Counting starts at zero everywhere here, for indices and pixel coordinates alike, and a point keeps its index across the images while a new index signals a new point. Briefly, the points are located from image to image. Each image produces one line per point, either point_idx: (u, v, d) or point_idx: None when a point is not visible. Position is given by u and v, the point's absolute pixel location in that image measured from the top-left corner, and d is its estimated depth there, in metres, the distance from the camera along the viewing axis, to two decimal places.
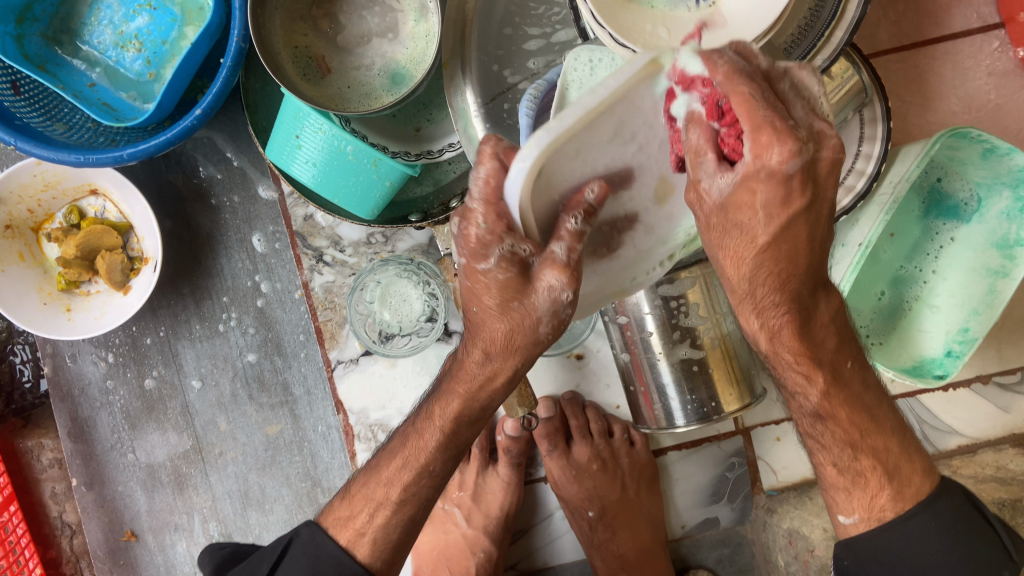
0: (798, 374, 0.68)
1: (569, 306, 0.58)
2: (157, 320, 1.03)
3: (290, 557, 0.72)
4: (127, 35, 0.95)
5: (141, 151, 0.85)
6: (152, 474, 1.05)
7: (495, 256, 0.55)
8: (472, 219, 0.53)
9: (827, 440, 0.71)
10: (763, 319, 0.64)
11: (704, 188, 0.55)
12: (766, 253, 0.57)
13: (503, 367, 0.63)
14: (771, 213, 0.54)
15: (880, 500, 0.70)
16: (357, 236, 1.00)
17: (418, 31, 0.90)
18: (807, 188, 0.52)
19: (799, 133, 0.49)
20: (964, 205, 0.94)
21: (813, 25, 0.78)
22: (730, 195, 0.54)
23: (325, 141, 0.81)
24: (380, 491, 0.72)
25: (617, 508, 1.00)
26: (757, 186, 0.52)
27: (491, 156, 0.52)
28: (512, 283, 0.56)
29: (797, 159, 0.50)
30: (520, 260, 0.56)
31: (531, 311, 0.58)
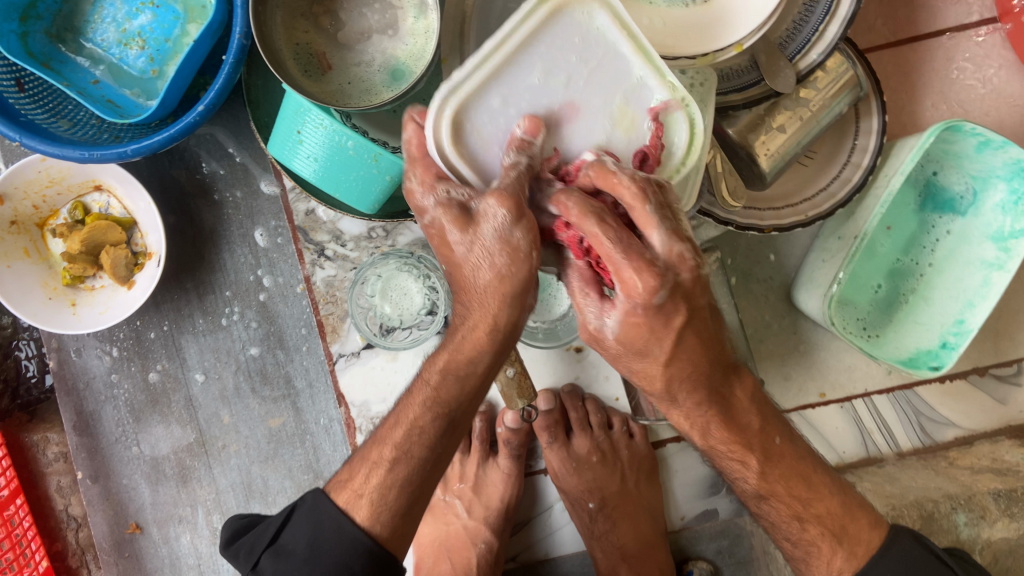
0: (733, 460, 0.77)
1: (516, 233, 0.62)
2: (160, 315, 1.04)
3: (296, 522, 0.73)
4: (130, 32, 0.96)
5: (144, 147, 0.86)
6: (157, 467, 1.06)
7: (432, 201, 0.65)
8: (412, 177, 0.67)
9: (775, 516, 0.77)
10: (691, 417, 0.74)
11: (596, 326, 0.66)
12: (671, 368, 0.68)
13: (481, 318, 0.67)
14: (651, 335, 0.65)
15: (835, 564, 0.75)
16: (358, 231, 1.01)
17: (417, 27, 0.91)
18: (680, 306, 0.64)
19: (656, 268, 0.60)
20: (960, 198, 0.95)
21: (806, 22, 0.80)
22: (620, 327, 0.65)
23: (326, 137, 0.82)
24: (375, 453, 0.73)
25: (617, 500, 1.01)
26: (636, 319, 0.63)
27: (412, 121, 0.68)
28: (457, 220, 0.64)
29: (662, 287, 0.61)
30: (459, 203, 0.65)
31: (481, 245, 0.64)
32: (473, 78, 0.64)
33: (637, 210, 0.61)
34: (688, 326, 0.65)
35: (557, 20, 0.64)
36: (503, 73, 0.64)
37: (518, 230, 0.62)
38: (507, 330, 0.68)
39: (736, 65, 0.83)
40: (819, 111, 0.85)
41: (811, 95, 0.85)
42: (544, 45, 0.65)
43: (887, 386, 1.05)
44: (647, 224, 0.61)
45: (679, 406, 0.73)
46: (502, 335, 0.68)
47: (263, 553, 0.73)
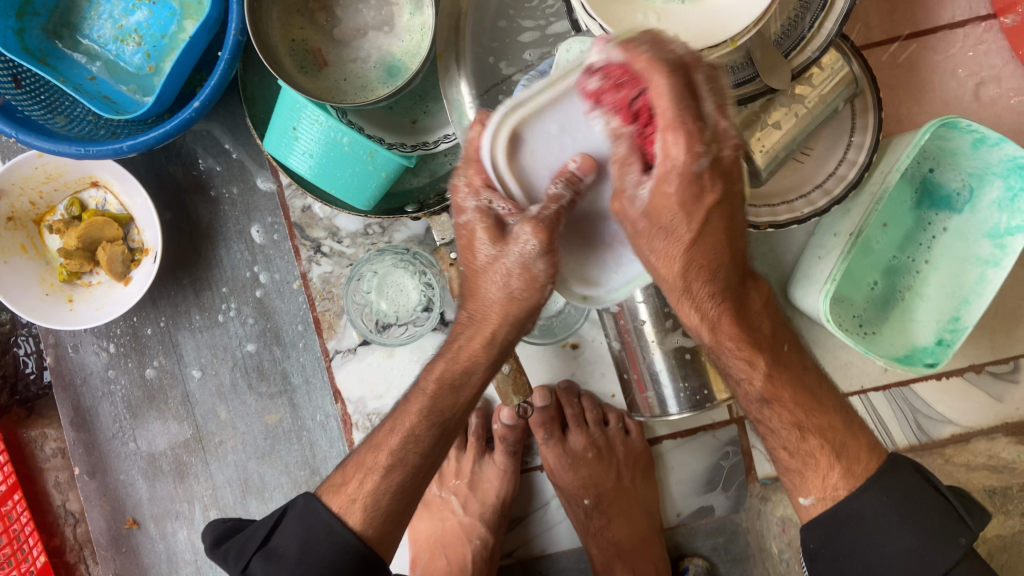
0: (741, 361, 0.73)
1: (538, 262, 0.66)
2: (157, 311, 1.04)
3: (285, 524, 0.73)
4: (127, 29, 0.96)
5: (140, 143, 0.86)
6: (154, 463, 1.07)
7: (472, 207, 0.67)
8: (460, 172, 0.68)
9: (776, 423, 0.75)
10: (703, 311, 0.71)
11: (626, 197, 0.63)
12: (692, 251, 0.65)
13: (481, 328, 0.73)
14: (683, 208, 0.62)
15: (831, 479, 0.73)
16: (354, 227, 1.01)
17: (413, 24, 0.91)
18: (715, 184, 0.61)
19: (703, 137, 0.57)
20: (956, 195, 0.95)
21: (803, 16, 0.80)
22: (651, 202, 0.62)
23: (322, 133, 0.82)
24: (370, 459, 0.74)
25: (611, 497, 1.01)
26: (670, 186, 0.60)
27: (479, 123, 0.67)
28: (491, 233, 0.67)
29: (702, 158, 0.58)
30: (497, 214, 0.67)
31: (504, 262, 0.68)
32: (535, 100, 0.62)
33: (695, 70, 0.56)
34: (720, 206, 0.62)
35: None
36: (564, 101, 0.62)
37: (542, 260, 0.66)
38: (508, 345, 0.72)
39: (731, 62, 0.81)
40: (814, 107, 0.85)
41: (806, 92, 0.85)
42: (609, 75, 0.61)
43: (880, 384, 1.05)
44: (701, 91, 0.57)
45: (691, 299, 0.70)
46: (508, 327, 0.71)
47: (253, 557, 0.72)
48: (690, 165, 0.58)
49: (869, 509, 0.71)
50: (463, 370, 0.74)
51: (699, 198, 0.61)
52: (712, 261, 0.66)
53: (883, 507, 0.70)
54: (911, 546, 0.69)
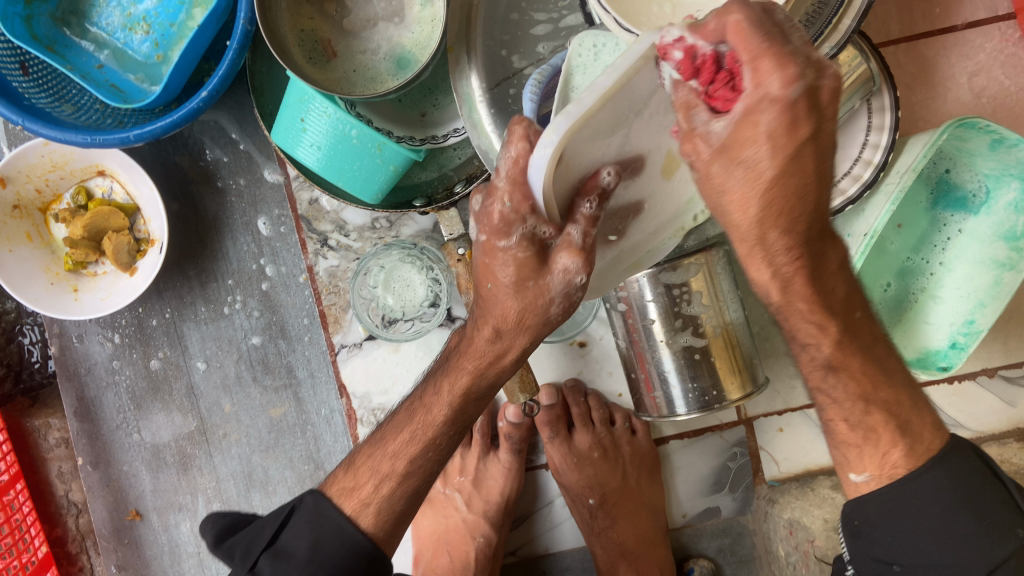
0: (810, 325, 0.65)
1: (579, 288, 0.64)
2: (162, 302, 1.03)
3: (293, 523, 0.72)
4: (135, 17, 0.95)
5: (147, 133, 0.86)
6: (157, 455, 1.06)
7: (517, 236, 0.59)
8: (499, 196, 0.57)
9: (838, 396, 0.69)
10: (775, 267, 0.60)
11: (699, 137, 0.51)
12: (772, 189, 0.52)
13: (514, 343, 0.68)
14: (770, 146, 0.49)
15: (892, 457, 0.68)
16: (361, 221, 1.00)
17: (424, 15, 0.90)
18: (812, 116, 0.48)
19: (797, 59, 0.46)
20: (972, 196, 0.94)
21: (823, 10, 0.79)
22: (729, 138, 0.50)
23: (330, 125, 0.82)
24: (386, 465, 0.74)
25: (618, 497, 1.00)
26: (759, 118, 0.48)
27: (522, 137, 0.55)
28: (529, 261, 0.62)
29: (798, 85, 0.46)
30: (540, 240, 0.60)
31: (543, 289, 0.64)
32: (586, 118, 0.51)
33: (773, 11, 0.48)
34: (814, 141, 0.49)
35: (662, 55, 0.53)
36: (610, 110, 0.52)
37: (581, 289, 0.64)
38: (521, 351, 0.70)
39: None
40: None
41: None
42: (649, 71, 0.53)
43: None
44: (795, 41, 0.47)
45: (764, 252, 0.58)
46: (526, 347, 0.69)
47: (261, 555, 0.72)
48: (790, 94, 0.47)
49: (924, 491, 0.66)
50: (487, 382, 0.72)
51: (790, 131, 0.48)
52: (795, 207, 0.54)
53: (943, 490, 0.65)
54: (968, 534, 0.64)
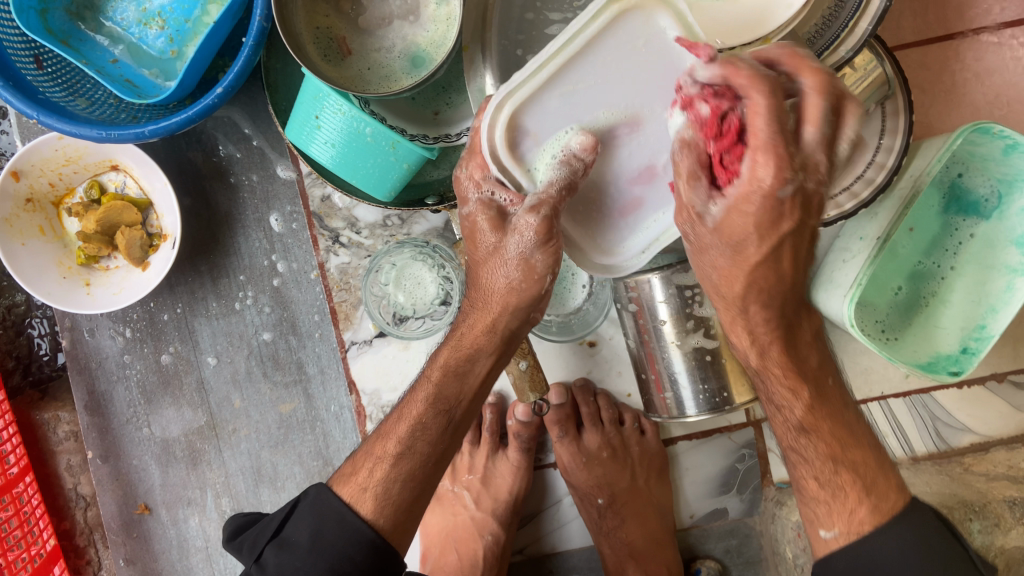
0: (784, 389, 0.74)
1: (535, 255, 0.72)
2: (174, 297, 1.03)
3: (297, 514, 0.73)
4: (150, 12, 0.95)
5: (162, 128, 0.86)
6: (167, 449, 1.06)
7: (478, 199, 0.74)
8: (467, 162, 0.74)
9: (811, 455, 0.75)
10: (754, 335, 0.72)
11: (695, 211, 0.63)
12: (755, 272, 0.66)
13: (481, 315, 0.77)
14: (755, 229, 0.62)
15: (858, 513, 0.71)
16: (373, 219, 1.00)
17: (439, 14, 0.89)
18: (794, 212, 0.61)
19: (793, 162, 0.58)
20: (984, 201, 0.94)
21: (838, 14, 0.79)
22: (721, 219, 0.63)
23: (344, 122, 0.82)
24: (379, 448, 0.75)
25: (626, 497, 1.00)
26: (745, 207, 0.61)
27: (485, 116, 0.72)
28: (494, 223, 0.74)
29: (788, 183, 0.58)
30: (500, 206, 0.74)
31: (504, 250, 0.73)
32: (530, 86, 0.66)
33: (811, 99, 0.57)
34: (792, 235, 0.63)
35: (621, 22, 0.64)
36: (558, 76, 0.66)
37: (539, 253, 0.72)
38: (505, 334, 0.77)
39: None
40: None
41: None
42: (611, 43, 0.65)
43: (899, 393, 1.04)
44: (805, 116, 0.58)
45: (745, 321, 0.71)
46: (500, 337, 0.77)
47: (266, 546, 0.72)
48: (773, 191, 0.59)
49: (886, 549, 0.69)
50: (464, 355, 0.77)
51: (770, 225, 0.62)
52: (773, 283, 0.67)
53: (906, 550, 0.68)
54: None
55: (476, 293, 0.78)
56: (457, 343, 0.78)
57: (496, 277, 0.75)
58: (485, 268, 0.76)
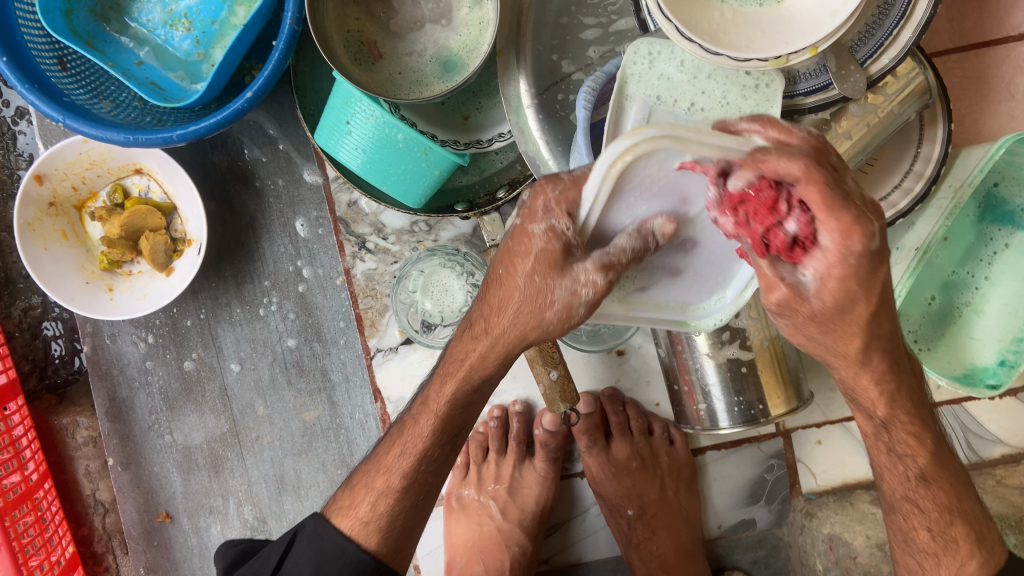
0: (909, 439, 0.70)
1: (582, 308, 0.58)
2: (197, 302, 1.02)
3: (296, 550, 0.73)
4: (176, 13, 0.94)
5: (191, 133, 0.84)
6: (189, 456, 1.05)
7: (543, 226, 0.55)
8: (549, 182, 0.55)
9: (925, 505, 0.72)
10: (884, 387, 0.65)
11: (791, 285, 0.54)
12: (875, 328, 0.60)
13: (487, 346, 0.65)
14: (858, 286, 0.53)
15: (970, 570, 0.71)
16: (400, 224, 0.99)
17: (472, 18, 0.88)
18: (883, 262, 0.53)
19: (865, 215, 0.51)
20: (1020, 211, 0.92)
21: (882, 22, 0.77)
22: (817, 287, 0.54)
23: (375, 128, 0.81)
24: (378, 480, 0.73)
25: (656, 508, 0.99)
26: (838, 270, 0.52)
27: None
28: (552, 259, 0.56)
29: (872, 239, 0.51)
30: (564, 241, 0.55)
31: (550, 294, 0.58)
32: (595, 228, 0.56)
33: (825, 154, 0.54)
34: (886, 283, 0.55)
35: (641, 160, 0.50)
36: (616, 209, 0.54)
37: (585, 305, 0.58)
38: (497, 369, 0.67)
39: (804, 68, 0.80)
40: (886, 118, 0.83)
41: (879, 102, 0.82)
42: (645, 174, 0.52)
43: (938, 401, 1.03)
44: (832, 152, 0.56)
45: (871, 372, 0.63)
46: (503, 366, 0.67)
47: None
48: (868, 244, 0.51)
49: None
50: (472, 386, 0.68)
51: (872, 274, 0.53)
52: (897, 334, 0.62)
53: None
54: None
55: (483, 310, 0.65)
56: (463, 374, 0.67)
57: (519, 313, 0.61)
58: (514, 299, 0.60)
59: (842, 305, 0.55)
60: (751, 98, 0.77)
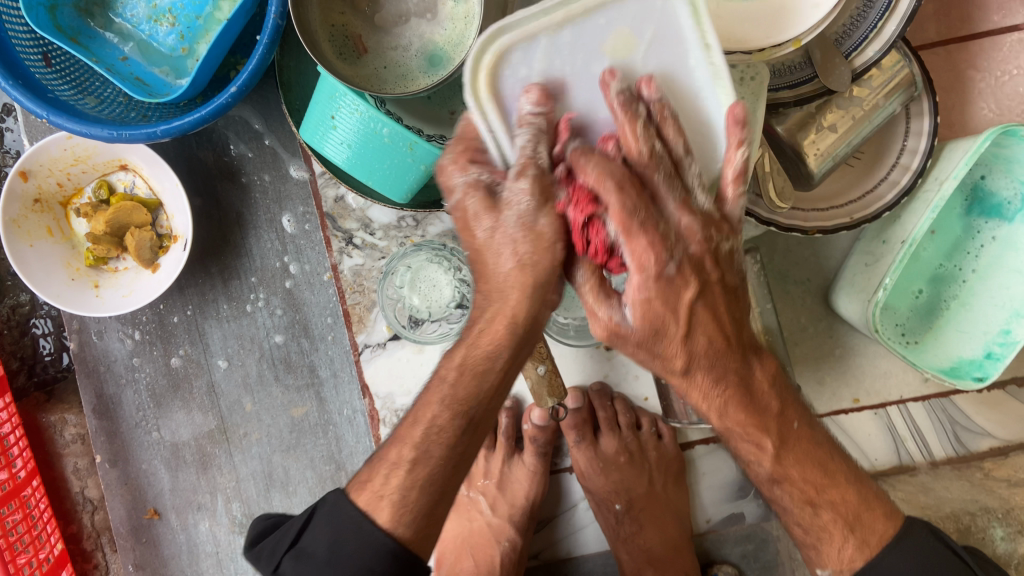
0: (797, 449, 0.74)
1: (540, 219, 0.62)
2: (184, 299, 1.02)
3: (313, 525, 0.69)
4: (160, 8, 0.93)
5: (174, 128, 0.84)
6: (177, 453, 1.05)
7: (462, 180, 0.64)
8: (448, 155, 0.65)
9: (788, 502, 0.73)
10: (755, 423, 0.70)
11: (614, 320, 0.64)
12: None
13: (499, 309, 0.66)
14: (664, 309, 0.63)
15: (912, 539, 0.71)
16: (387, 220, 0.99)
17: (457, 12, 0.88)
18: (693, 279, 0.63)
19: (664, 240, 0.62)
20: (1007, 203, 0.92)
21: (866, 15, 0.78)
22: (636, 317, 0.64)
23: (360, 123, 0.80)
24: (393, 454, 0.69)
25: (644, 502, 0.99)
26: (643, 291, 0.63)
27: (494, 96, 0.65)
28: (484, 204, 0.63)
29: (669, 259, 0.62)
30: (487, 183, 0.64)
31: (504, 232, 0.63)
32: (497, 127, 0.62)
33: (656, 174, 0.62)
34: (705, 302, 0.65)
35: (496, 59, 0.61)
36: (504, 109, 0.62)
37: (544, 217, 0.62)
38: (526, 325, 0.67)
39: (789, 61, 0.80)
40: (871, 110, 0.83)
41: (864, 94, 0.83)
42: (509, 71, 0.61)
43: (875, 403, 1.03)
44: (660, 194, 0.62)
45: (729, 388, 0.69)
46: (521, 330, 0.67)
47: (284, 556, 0.68)
48: (663, 270, 0.62)
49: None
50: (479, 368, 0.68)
51: (675, 302, 0.63)
52: None
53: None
54: None
55: (484, 286, 0.67)
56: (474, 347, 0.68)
57: (501, 259, 0.65)
58: (492, 255, 0.65)
59: (656, 328, 0.64)
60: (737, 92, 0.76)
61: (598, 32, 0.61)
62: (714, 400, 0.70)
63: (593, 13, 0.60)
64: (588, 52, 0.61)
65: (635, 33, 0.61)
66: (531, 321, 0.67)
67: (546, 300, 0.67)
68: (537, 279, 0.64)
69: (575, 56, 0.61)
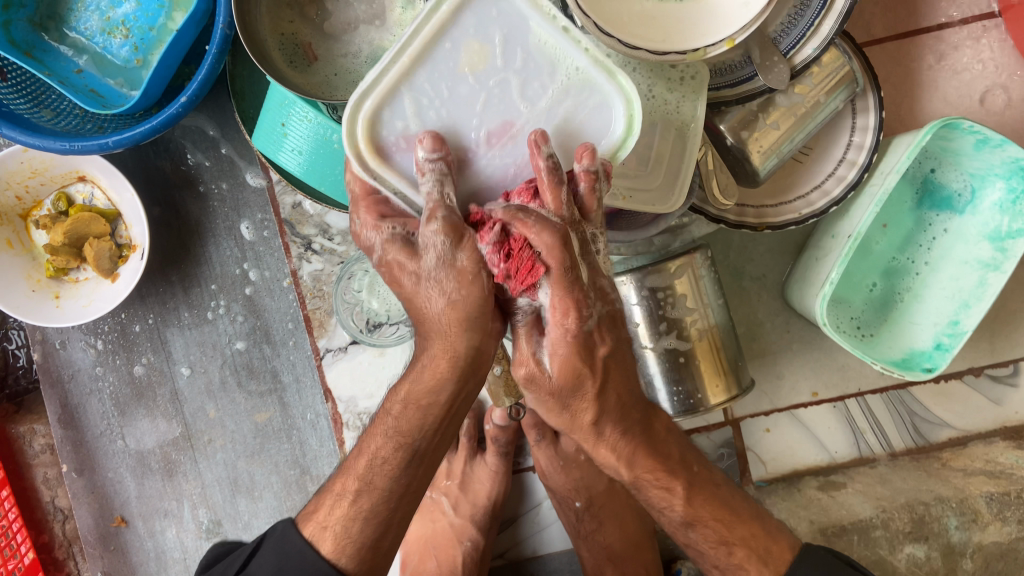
0: (659, 490, 0.78)
1: (459, 255, 0.62)
2: (145, 307, 1.03)
3: (263, 552, 0.72)
4: (113, 20, 0.94)
5: (126, 138, 0.84)
6: (142, 461, 1.06)
7: (381, 236, 0.66)
8: (358, 210, 0.68)
9: None
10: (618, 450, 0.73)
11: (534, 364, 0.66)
12: None
13: (442, 349, 0.65)
14: (582, 366, 0.66)
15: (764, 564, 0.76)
16: (346, 225, 1.00)
17: (405, 18, 0.89)
18: (603, 338, 0.67)
19: (589, 301, 0.64)
20: (957, 196, 0.94)
21: (804, 12, 0.79)
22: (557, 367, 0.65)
23: (311, 130, 0.81)
24: (341, 484, 0.71)
25: (604, 499, 0.99)
26: (564, 349, 0.65)
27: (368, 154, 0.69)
28: (406, 250, 0.65)
29: (589, 313, 0.64)
30: (403, 236, 0.66)
31: (426, 279, 0.64)
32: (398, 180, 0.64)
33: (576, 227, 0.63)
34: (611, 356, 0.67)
35: (371, 116, 0.63)
36: (398, 162, 0.64)
37: (461, 253, 0.62)
38: (469, 357, 0.65)
39: (730, 60, 0.82)
40: (813, 108, 0.83)
41: (806, 92, 0.83)
42: (386, 122, 0.64)
43: (834, 396, 1.03)
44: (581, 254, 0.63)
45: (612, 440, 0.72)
46: (468, 366, 0.65)
47: None
48: (581, 325, 0.64)
49: None
50: (420, 409, 0.67)
51: (591, 354, 0.66)
52: None
53: None
54: None
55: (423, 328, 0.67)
56: (417, 376, 0.67)
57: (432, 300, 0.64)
58: (422, 300, 0.65)
59: (572, 383, 0.66)
60: (677, 91, 0.79)
61: (449, 57, 0.64)
62: (622, 450, 0.74)
63: (437, 41, 0.63)
64: (449, 78, 0.64)
65: (484, 41, 0.64)
66: (475, 354, 0.65)
67: (494, 332, 0.67)
68: (468, 314, 0.63)
69: (440, 88, 0.64)
